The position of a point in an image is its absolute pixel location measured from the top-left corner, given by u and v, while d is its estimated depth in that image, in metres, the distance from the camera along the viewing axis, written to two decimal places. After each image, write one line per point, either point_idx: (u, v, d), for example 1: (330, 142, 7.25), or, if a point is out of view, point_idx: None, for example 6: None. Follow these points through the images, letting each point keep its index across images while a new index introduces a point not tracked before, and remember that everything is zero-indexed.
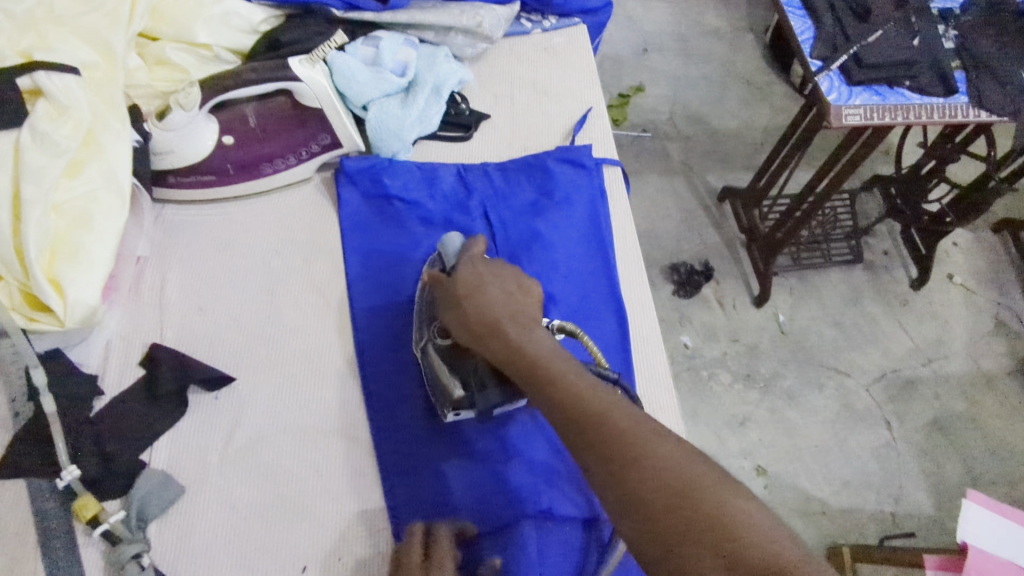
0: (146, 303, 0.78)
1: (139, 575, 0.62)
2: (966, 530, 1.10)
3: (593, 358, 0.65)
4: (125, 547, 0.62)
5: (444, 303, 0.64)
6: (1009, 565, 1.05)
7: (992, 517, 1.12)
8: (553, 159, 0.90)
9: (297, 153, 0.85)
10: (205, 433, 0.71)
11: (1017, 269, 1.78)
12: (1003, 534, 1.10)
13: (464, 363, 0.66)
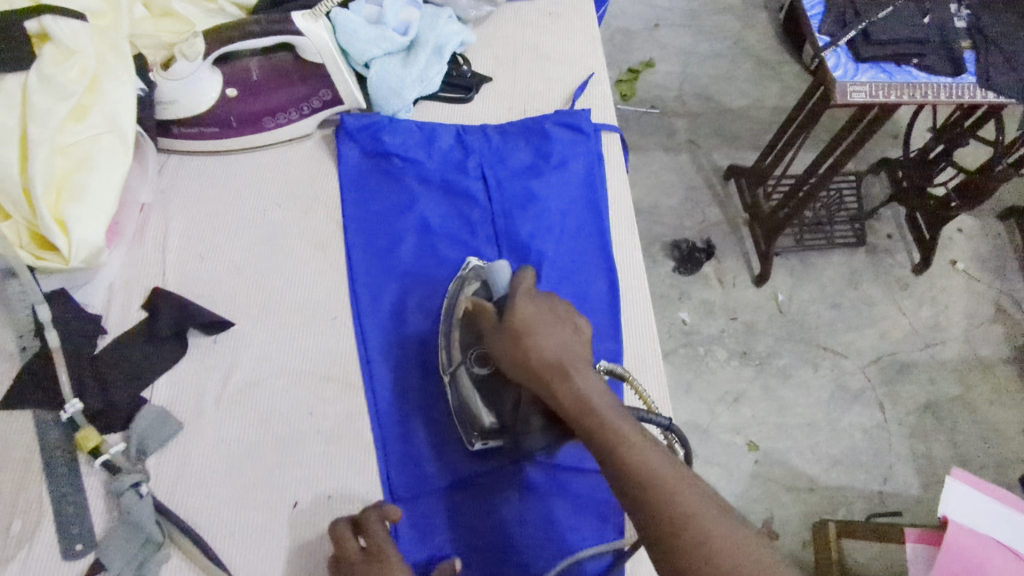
0: (149, 248, 0.80)
1: (139, 502, 0.66)
2: (947, 505, 1.12)
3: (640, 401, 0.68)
4: (124, 476, 0.66)
5: (498, 336, 0.62)
6: (986, 540, 1.08)
7: (976, 494, 1.13)
8: (552, 123, 0.91)
9: (298, 109, 0.85)
10: (203, 375, 0.74)
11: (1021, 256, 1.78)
12: (984, 510, 1.12)
13: (501, 396, 0.67)
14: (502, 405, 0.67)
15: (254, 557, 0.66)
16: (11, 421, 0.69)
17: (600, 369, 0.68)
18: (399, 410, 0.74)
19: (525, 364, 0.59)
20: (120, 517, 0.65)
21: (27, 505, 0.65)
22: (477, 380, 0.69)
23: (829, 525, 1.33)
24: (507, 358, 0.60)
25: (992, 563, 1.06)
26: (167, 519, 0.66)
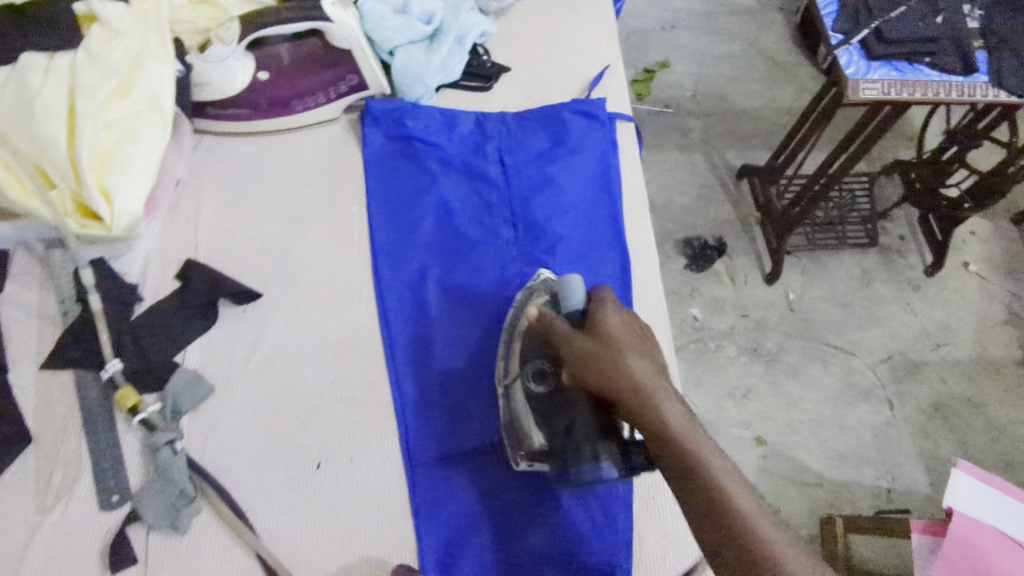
0: (183, 222, 0.84)
1: (173, 458, 0.69)
2: (953, 496, 1.13)
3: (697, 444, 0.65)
4: (160, 434, 0.70)
5: (579, 348, 0.61)
6: (989, 530, 1.09)
7: (979, 485, 1.14)
8: (568, 110, 0.94)
9: (325, 93, 0.89)
10: (232, 343, 0.77)
11: None
12: (987, 501, 1.13)
13: (557, 418, 0.65)
14: (555, 428, 0.65)
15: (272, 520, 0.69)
16: (52, 380, 0.73)
17: None
18: (418, 381, 0.77)
19: (610, 378, 0.57)
20: (155, 471, 0.69)
21: (67, 458, 0.70)
22: (534, 398, 0.67)
23: (837, 519, 1.33)
24: (589, 370, 0.59)
25: (996, 554, 1.06)
26: (200, 476, 0.70)
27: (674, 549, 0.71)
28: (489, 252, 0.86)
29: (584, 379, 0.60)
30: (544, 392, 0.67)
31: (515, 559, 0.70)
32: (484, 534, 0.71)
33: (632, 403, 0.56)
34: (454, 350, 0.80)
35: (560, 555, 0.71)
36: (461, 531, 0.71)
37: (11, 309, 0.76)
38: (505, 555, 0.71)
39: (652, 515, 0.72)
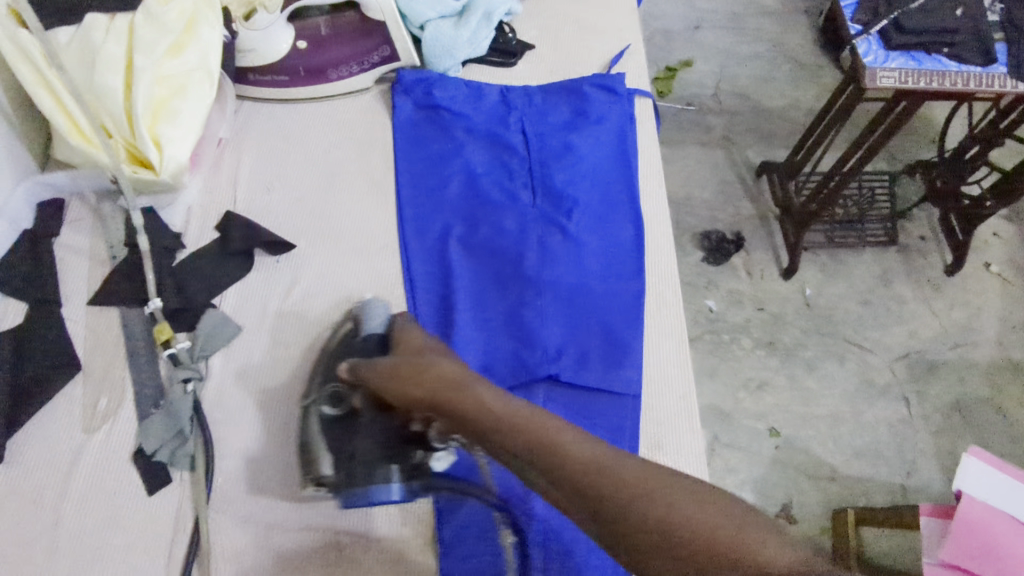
0: (224, 178, 0.90)
1: (181, 396, 0.73)
2: (962, 480, 1.05)
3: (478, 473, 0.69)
4: (180, 370, 0.74)
5: (386, 366, 0.60)
6: (1004, 516, 1.01)
7: (994, 473, 1.06)
8: (589, 84, 0.98)
9: (360, 62, 0.95)
10: (268, 288, 0.83)
11: None
12: (1004, 489, 1.05)
13: (345, 441, 0.66)
14: (344, 450, 0.66)
15: (232, 491, 0.70)
16: (102, 315, 0.79)
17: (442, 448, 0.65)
18: (439, 330, 0.82)
19: (420, 378, 0.57)
20: (163, 405, 0.73)
21: (112, 385, 0.75)
22: (327, 420, 0.69)
23: (850, 510, 1.30)
24: (402, 378, 0.58)
25: (1006, 539, 0.98)
26: (199, 424, 0.73)
27: None
28: (509, 214, 0.90)
29: (397, 393, 0.58)
30: (340, 415, 0.68)
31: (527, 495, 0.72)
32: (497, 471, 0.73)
33: (443, 394, 0.56)
34: (472, 304, 0.84)
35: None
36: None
37: (65, 250, 0.83)
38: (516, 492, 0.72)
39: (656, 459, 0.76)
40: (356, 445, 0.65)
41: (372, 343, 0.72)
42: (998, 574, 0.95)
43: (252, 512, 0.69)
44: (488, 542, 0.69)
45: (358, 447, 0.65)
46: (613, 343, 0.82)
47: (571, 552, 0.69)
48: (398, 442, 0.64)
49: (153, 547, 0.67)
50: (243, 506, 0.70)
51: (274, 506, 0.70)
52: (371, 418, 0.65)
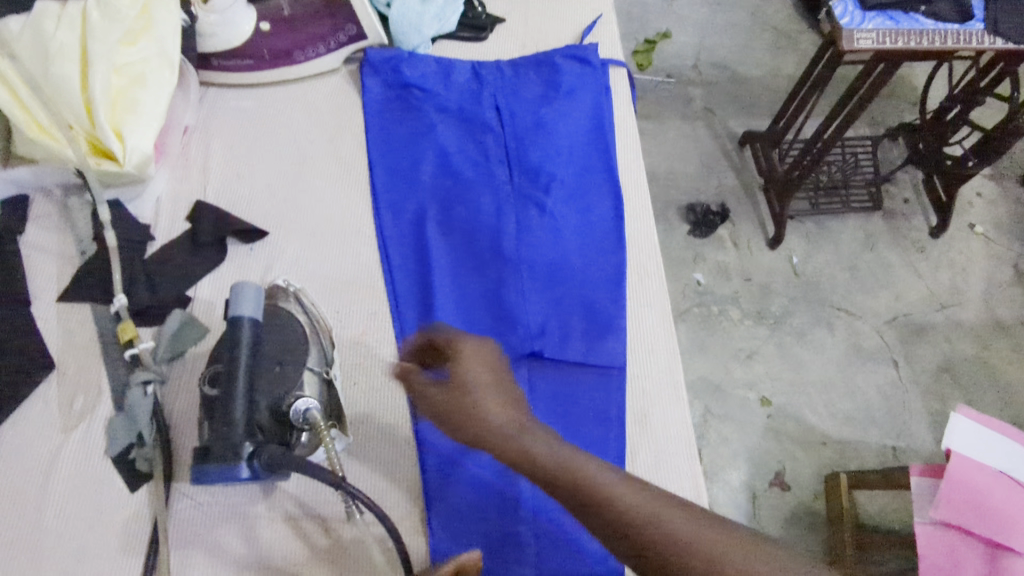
0: (192, 167, 0.88)
1: (140, 398, 0.70)
2: (950, 438, 1.03)
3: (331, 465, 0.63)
4: (139, 372, 0.71)
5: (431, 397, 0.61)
6: (992, 473, 1.00)
7: (982, 430, 1.05)
8: (561, 56, 0.97)
9: (325, 43, 0.93)
10: (242, 277, 0.81)
11: None
12: (991, 448, 1.04)
13: (212, 420, 0.64)
14: (212, 430, 0.62)
15: (206, 490, 0.70)
16: (72, 314, 0.77)
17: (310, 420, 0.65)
18: (419, 312, 0.81)
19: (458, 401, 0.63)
20: (124, 408, 0.71)
21: (87, 383, 0.74)
22: (208, 401, 0.66)
23: (842, 474, 1.31)
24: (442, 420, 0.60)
25: (995, 493, 0.98)
26: (157, 427, 0.70)
27: (665, 462, 0.74)
28: (484, 191, 0.88)
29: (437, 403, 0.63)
30: (215, 396, 0.64)
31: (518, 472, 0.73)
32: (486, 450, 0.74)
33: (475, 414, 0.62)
34: (452, 285, 0.83)
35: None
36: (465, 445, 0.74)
37: (29, 249, 0.81)
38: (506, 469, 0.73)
39: (644, 429, 0.76)
40: (219, 424, 0.61)
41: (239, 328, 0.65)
42: (987, 529, 0.96)
43: (224, 511, 0.69)
44: (482, 518, 0.71)
45: (219, 431, 0.61)
46: (595, 317, 0.82)
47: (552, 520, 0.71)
48: (274, 423, 0.65)
49: (134, 542, 0.67)
50: (209, 508, 0.69)
51: (248, 506, 0.69)
52: (246, 395, 0.63)
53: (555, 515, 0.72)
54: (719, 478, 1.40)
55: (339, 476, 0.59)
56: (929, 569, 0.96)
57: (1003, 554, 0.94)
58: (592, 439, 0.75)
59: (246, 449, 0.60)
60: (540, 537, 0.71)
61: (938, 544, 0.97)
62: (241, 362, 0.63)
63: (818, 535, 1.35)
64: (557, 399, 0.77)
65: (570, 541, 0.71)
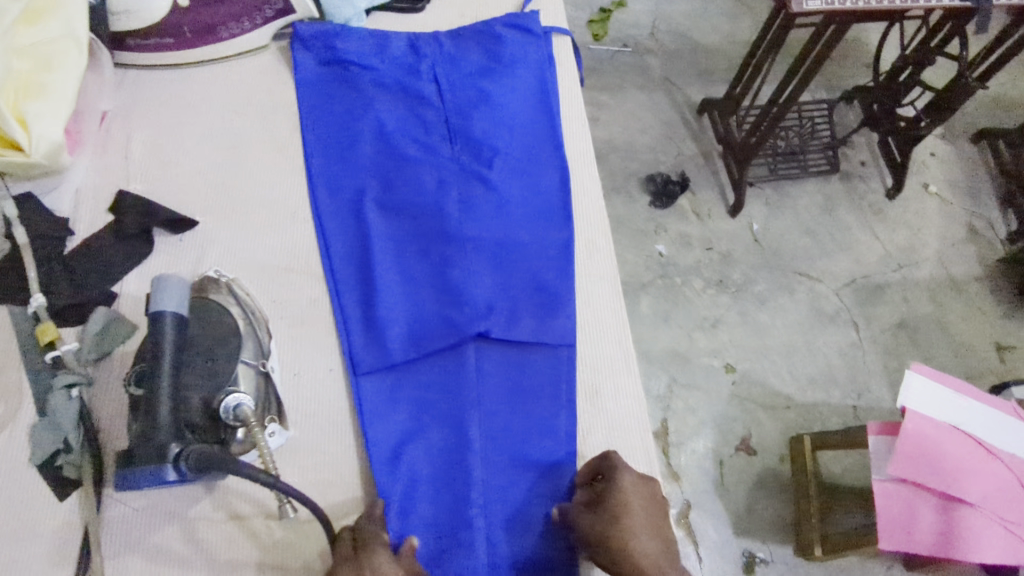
0: (112, 155, 0.82)
1: (65, 403, 0.66)
2: (905, 394, 1.00)
3: (265, 463, 0.59)
4: (63, 375, 0.67)
5: (588, 522, 0.63)
6: (942, 426, 0.99)
7: (934, 386, 1.02)
8: (502, 25, 0.93)
9: (251, 18, 0.88)
10: (172, 268, 0.77)
11: (993, 179, 1.74)
12: (941, 402, 1.01)
13: (136, 420, 0.61)
14: (137, 431, 0.60)
15: (140, 495, 0.67)
16: None
17: (240, 417, 0.62)
18: (361, 298, 0.78)
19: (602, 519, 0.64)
20: (47, 413, 0.66)
21: (7, 389, 0.69)
22: (133, 401, 0.63)
23: (805, 437, 1.32)
24: (595, 547, 0.62)
25: (948, 447, 0.98)
26: (84, 431, 0.67)
27: (617, 438, 0.75)
28: (425, 168, 0.85)
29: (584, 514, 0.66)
30: (140, 396, 0.61)
31: (469, 457, 0.71)
32: (436, 436, 0.72)
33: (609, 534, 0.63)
34: (394, 267, 0.80)
35: (512, 450, 0.72)
36: (413, 432, 0.73)
37: None
38: (458, 453, 0.72)
39: (595, 406, 0.76)
40: (145, 426, 0.59)
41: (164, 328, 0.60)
42: (940, 482, 0.97)
43: (163, 513, 0.66)
44: (433, 504, 0.69)
45: (146, 433, 0.59)
46: (544, 295, 0.80)
47: (503, 500, 0.70)
48: (206, 420, 0.62)
49: (65, 551, 0.64)
50: (146, 511, 0.66)
51: (188, 505, 0.67)
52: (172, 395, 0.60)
53: (508, 497, 0.70)
54: (687, 446, 1.41)
55: (271, 476, 0.56)
56: (886, 526, 0.98)
57: (957, 506, 0.97)
58: (544, 418, 0.74)
59: (172, 451, 0.58)
60: (494, 521, 0.69)
61: (894, 500, 0.99)
62: (167, 359, 0.60)
63: (783, 495, 1.38)
64: (509, 378, 0.76)
65: (524, 522, 0.69)
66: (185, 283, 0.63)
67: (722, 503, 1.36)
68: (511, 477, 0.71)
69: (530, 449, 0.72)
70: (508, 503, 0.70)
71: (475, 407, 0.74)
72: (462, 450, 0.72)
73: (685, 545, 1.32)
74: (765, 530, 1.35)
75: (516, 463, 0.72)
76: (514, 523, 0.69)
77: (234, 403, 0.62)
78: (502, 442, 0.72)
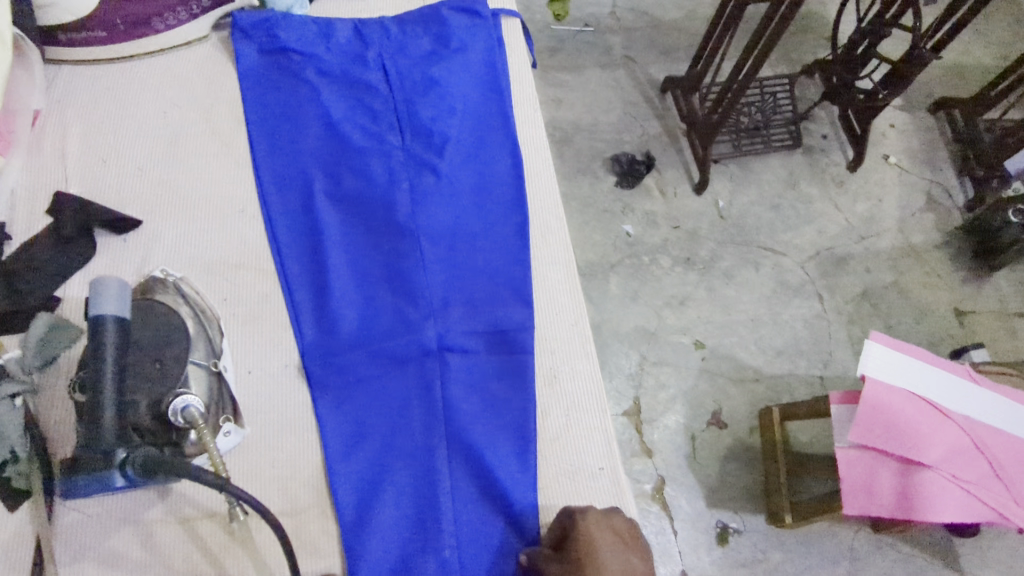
0: (48, 155, 0.80)
1: (8, 412, 0.63)
2: (865, 363, 1.02)
3: (215, 467, 0.58)
4: (5, 383, 0.64)
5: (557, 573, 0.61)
6: (900, 393, 1.01)
7: (893, 354, 1.03)
8: (448, 9, 0.92)
9: (187, 8, 0.86)
10: (117, 268, 0.75)
11: (950, 147, 1.76)
12: (900, 371, 1.02)
13: (81, 427, 0.59)
14: (82, 438, 0.59)
15: (94, 502, 0.65)
16: None
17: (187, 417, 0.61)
18: (312, 292, 0.77)
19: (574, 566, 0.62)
20: None
21: None
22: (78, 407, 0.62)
23: (773, 409, 1.34)
24: None
25: (907, 412, 1.00)
26: (32, 442, 0.64)
27: (576, 420, 0.75)
28: (374, 158, 0.84)
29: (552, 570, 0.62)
30: (83, 401, 0.60)
31: (428, 447, 0.71)
32: (393, 429, 0.72)
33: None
34: (346, 259, 0.79)
35: (471, 440, 0.72)
36: (369, 425, 0.72)
37: None
38: (417, 445, 0.72)
39: (553, 390, 0.76)
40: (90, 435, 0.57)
41: (104, 333, 0.58)
42: (899, 449, 0.98)
43: (117, 519, 0.65)
44: (394, 495, 0.70)
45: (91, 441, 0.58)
46: (498, 282, 0.80)
47: (465, 486, 0.70)
48: (155, 423, 0.61)
49: (17, 561, 0.63)
50: (99, 518, 0.65)
51: (142, 511, 0.66)
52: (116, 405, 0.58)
53: (467, 485, 0.70)
54: (659, 422, 1.42)
55: (223, 478, 0.55)
56: (850, 491, 1.01)
57: (917, 469, 0.98)
58: (502, 405, 0.74)
59: (118, 456, 0.59)
60: (454, 512, 0.69)
61: (856, 466, 1.01)
62: (109, 373, 0.57)
63: (753, 467, 1.40)
64: (467, 366, 0.76)
65: (485, 511, 0.69)
66: (120, 284, 0.60)
67: (695, 476, 1.38)
68: (470, 466, 0.71)
69: (489, 437, 0.72)
70: (470, 490, 0.70)
71: (433, 397, 0.74)
72: (421, 442, 0.72)
73: (659, 520, 1.34)
74: (737, 500, 1.37)
75: (474, 452, 0.71)
76: (476, 508, 0.69)
77: (182, 403, 0.61)
78: (460, 431, 0.72)
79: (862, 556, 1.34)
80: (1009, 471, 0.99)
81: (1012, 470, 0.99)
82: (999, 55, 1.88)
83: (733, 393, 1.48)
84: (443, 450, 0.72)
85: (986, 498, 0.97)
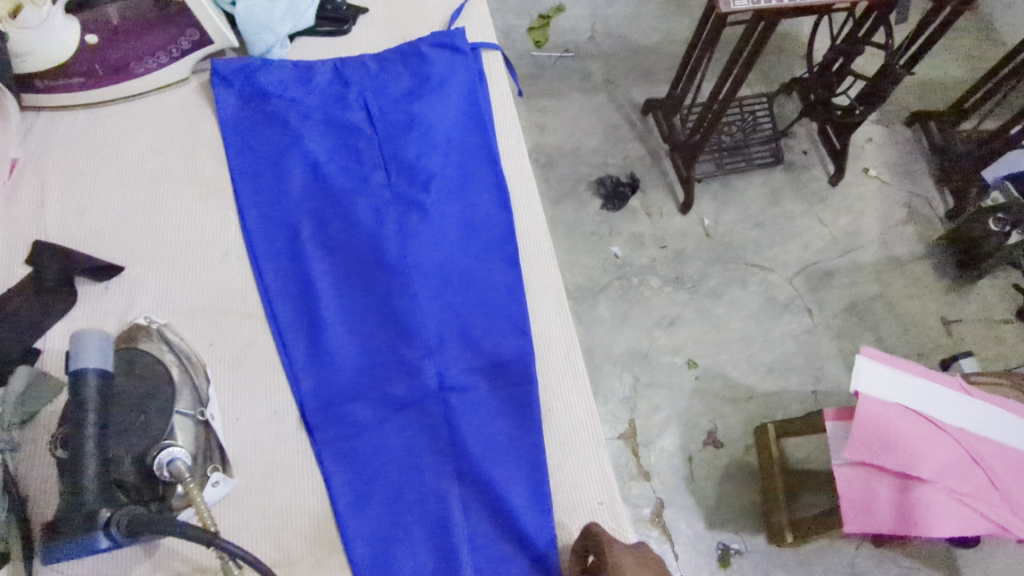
0: (26, 203, 0.79)
1: None
2: (858, 380, 1.01)
3: (204, 521, 0.55)
4: None
5: None
6: (895, 409, 1.00)
7: (884, 369, 1.03)
8: (427, 46, 0.92)
9: (167, 52, 0.85)
10: (99, 317, 0.74)
11: (928, 159, 1.79)
12: (893, 386, 1.02)
13: (65, 486, 0.56)
14: (64, 497, 0.56)
15: (78, 562, 0.63)
16: None
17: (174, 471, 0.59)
18: (305, 339, 0.76)
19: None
20: None
21: None
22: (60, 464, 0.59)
23: (768, 428, 1.33)
24: None
25: (902, 428, 0.99)
26: (13, 505, 0.62)
27: (571, 455, 0.74)
28: (361, 199, 0.84)
29: None
30: (64, 459, 0.58)
31: (439, 490, 0.70)
32: (402, 475, 0.71)
33: None
34: (340, 303, 0.78)
35: (483, 477, 0.70)
36: (379, 471, 0.70)
37: None
38: (426, 488, 0.70)
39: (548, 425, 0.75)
40: (76, 492, 0.55)
41: (86, 391, 0.57)
42: (896, 461, 0.97)
43: None
44: (409, 540, 0.68)
45: (76, 500, 0.55)
46: (494, 315, 0.80)
47: (478, 526, 0.69)
48: (141, 478, 0.60)
49: None
50: None
51: (128, 570, 0.64)
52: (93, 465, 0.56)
53: (481, 525, 0.69)
54: (655, 445, 1.41)
55: (211, 532, 0.53)
56: (849, 509, 1.00)
57: (914, 484, 0.97)
58: (505, 441, 0.73)
59: (102, 517, 0.55)
60: (471, 554, 0.68)
61: (855, 484, 1.00)
62: (89, 426, 0.56)
63: (751, 486, 1.38)
64: (467, 404, 0.75)
65: (504, 549, 0.68)
66: (104, 337, 0.60)
67: (693, 498, 1.37)
68: (485, 503, 0.70)
69: (501, 475, 0.71)
70: (487, 530, 0.69)
71: (440, 438, 0.72)
72: (431, 486, 0.70)
73: (660, 544, 1.32)
74: (737, 521, 1.35)
75: (488, 490, 0.70)
76: (492, 547, 0.68)
77: (169, 458, 0.60)
78: (470, 469, 0.71)
79: (865, 572, 1.32)
80: (1004, 481, 0.99)
81: (1008, 481, 0.99)
82: (969, 68, 1.92)
83: (727, 412, 1.47)
84: (456, 491, 0.70)
85: (985, 511, 0.96)
